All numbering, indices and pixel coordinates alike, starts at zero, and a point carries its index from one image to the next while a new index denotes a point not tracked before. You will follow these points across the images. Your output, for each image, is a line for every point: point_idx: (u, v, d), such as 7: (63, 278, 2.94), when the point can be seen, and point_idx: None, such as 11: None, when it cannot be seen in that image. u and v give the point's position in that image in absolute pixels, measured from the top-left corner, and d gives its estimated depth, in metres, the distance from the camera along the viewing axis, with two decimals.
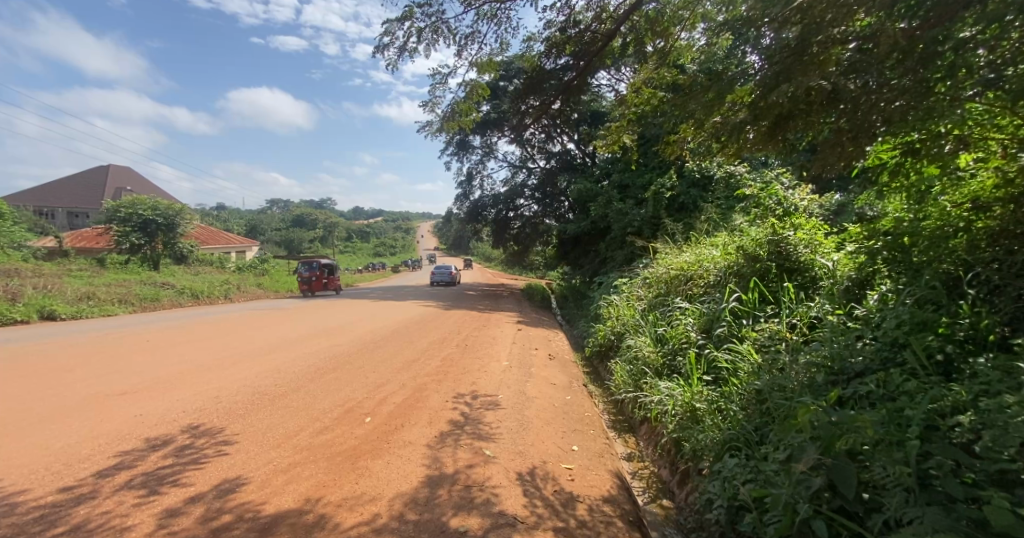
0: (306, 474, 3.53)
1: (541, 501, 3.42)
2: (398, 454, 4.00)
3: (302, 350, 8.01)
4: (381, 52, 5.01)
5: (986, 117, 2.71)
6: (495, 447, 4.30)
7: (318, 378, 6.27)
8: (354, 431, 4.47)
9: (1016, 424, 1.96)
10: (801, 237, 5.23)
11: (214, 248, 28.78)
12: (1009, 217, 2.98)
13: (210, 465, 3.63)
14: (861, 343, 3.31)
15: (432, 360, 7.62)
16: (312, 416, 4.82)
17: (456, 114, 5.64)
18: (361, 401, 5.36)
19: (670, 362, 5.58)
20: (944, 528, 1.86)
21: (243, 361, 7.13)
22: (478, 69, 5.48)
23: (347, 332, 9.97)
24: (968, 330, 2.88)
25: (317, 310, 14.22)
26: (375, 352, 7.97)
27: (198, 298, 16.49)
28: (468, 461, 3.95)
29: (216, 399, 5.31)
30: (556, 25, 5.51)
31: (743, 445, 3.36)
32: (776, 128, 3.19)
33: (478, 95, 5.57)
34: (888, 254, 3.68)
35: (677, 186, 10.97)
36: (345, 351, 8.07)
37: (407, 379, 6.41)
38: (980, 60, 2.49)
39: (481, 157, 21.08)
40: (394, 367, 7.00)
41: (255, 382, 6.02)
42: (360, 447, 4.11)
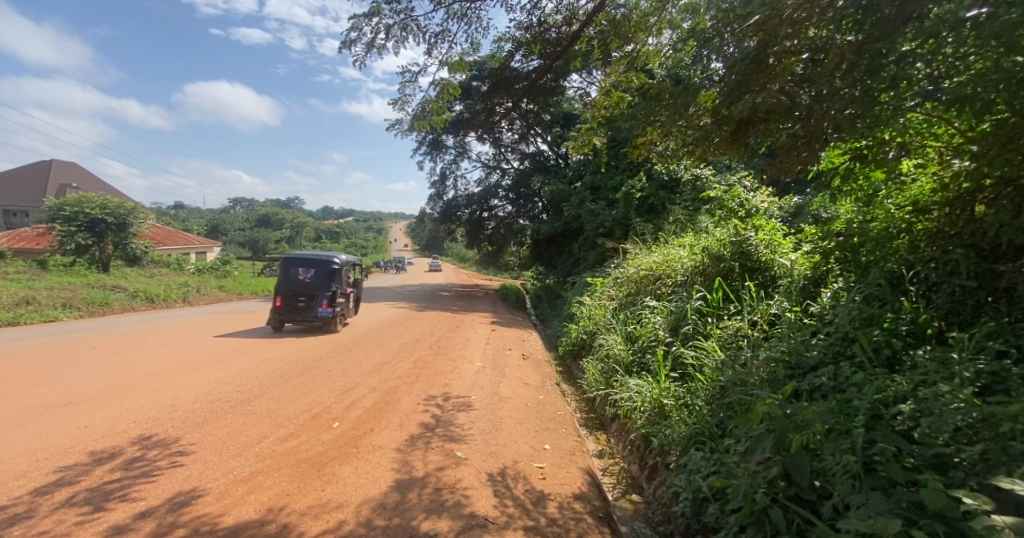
0: (268, 483, 3.49)
1: (512, 501, 3.47)
2: (366, 459, 3.98)
3: (267, 354, 7.91)
4: (349, 47, 4.91)
5: (924, 126, 2.88)
6: (466, 449, 4.32)
7: (282, 384, 6.14)
8: (321, 436, 4.43)
9: (948, 411, 2.13)
10: (762, 238, 5.45)
11: (171, 248, 27.65)
12: (945, 219, 3.12)
13: (163, 478, 3.54)
14: (816, 338, 3.51)
15: (404, 362, 7.57)
16: (276, 423, 4.75)
17: (428, 113, 5.63)
18: (328, 407, 5.29)
19: (639, 359, 5.74)
20: (886, 510, 1.99)
21: (203, 367, 6.97)
22: (448, 69, 5.48)
23: (315, 336, 9.79)
24: (909, 325, 3.05)
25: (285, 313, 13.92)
26: (344, 356, 7.86)
27: (152, 301, 15.85)
28: (438, 464, 3.97)
29: (171, 408, 5.16)
30: (525, 26, 5.56)
31: (707, 438, 3.50)
32: (737, 134, 3.33)
33: (449, 95, 5.56)
34: (840, 254, 3.84)
35: (646, 188, 11.31)
36: (313, 354, 8.00)
37: (378, 382, 6.34)
38: (919, 73, 2.63)
39: (454, 157, 21.02)
40: (364, 371, 6.90)
41: (214, 390, 5.85)
42: (326, 453, 4.06)
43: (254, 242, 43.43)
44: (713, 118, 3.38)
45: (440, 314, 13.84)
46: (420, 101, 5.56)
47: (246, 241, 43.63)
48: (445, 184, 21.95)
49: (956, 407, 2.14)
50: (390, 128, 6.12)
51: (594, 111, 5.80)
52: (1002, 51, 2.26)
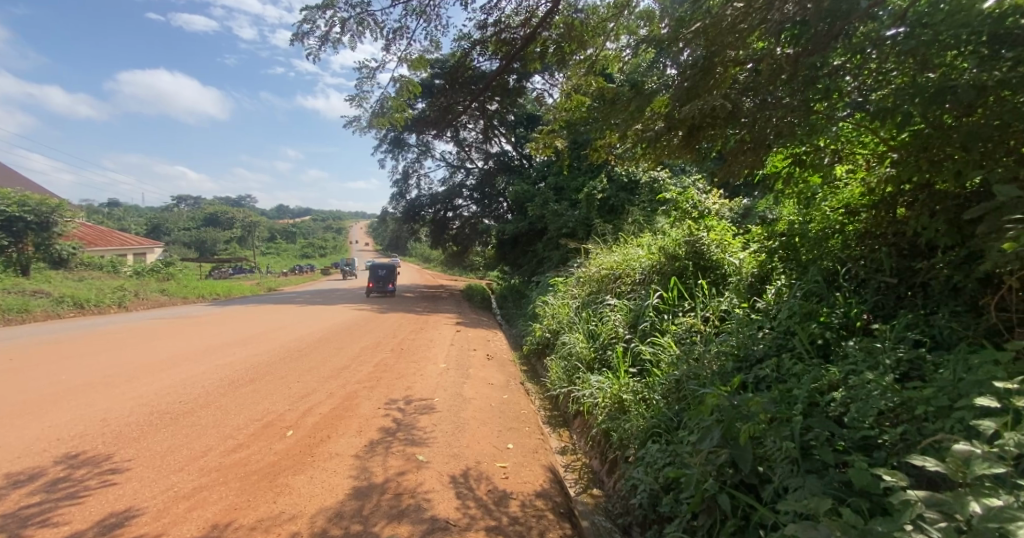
0: (214, 498, 3.39)
1: (474, 502, 3.51)
2: (322, 468, 3.93)
3: (215, 361, 7.65)
4: (302, 40, 4.80)
5: (854, 135, 3.13)
6: (427, 452, 4.33)
7: (231, 392, 5.95)
8: (273, 445, 4.34)
9: (873, 397, 2.32)
10: (713, 237, 5.70)
11: (104, 248, 26.01)
12: (871, 221, 3.37)
13: (91, 500, 3.38)
14: (761, 332, 3.72)
15: (364, 366, 7.47)
16: (224, 433, 4.61)
17: (388, 110, 5.56)
18: (282, 414, 5.17)
19: (600, 356, 5.90)
20: (817, 490, 2.14)
21: (141, 377, 6.68)
22: (407, 66, 5.46)
23: (269, 340, 9.52)
24: (842, 318, 3.28)
25: (235, 317, 13.45)
26: (299, 361, 7.68)
27: (82, 307, 14.91)
28: (399, 468, 3.96)
29: (103, 423, 4.92)
30: (486, 26, 5.61)
31: (663, 431, 3.65)
32: (691, 137, 3.46)
33: (408, 92, 5.53)
34: (783, 253, 4.10)
35: (607, 189, 11.61)
36: (266, 359, 7.79)
37: (336, 387, 6.24)
38: (848, 85, 2.85)
39: (416, 156, 20.77)
40: (321, 376, 6.77)
41: (153, 401, 5.61)
42: (279, 463, 3.98)
43: (202, 243, 41.42)
44: (665, 122, 3.49)
45: (404, 315, 13.70)
46: (379, 97, 5.48)
47: (195, 241, 41.65)
48: (408, 183, 21.68)
49: (880, 393, 2.33)
50: (346, 124, 5.99)
51: (554, 113, 5.89)
52: (914, 70, 2.46)
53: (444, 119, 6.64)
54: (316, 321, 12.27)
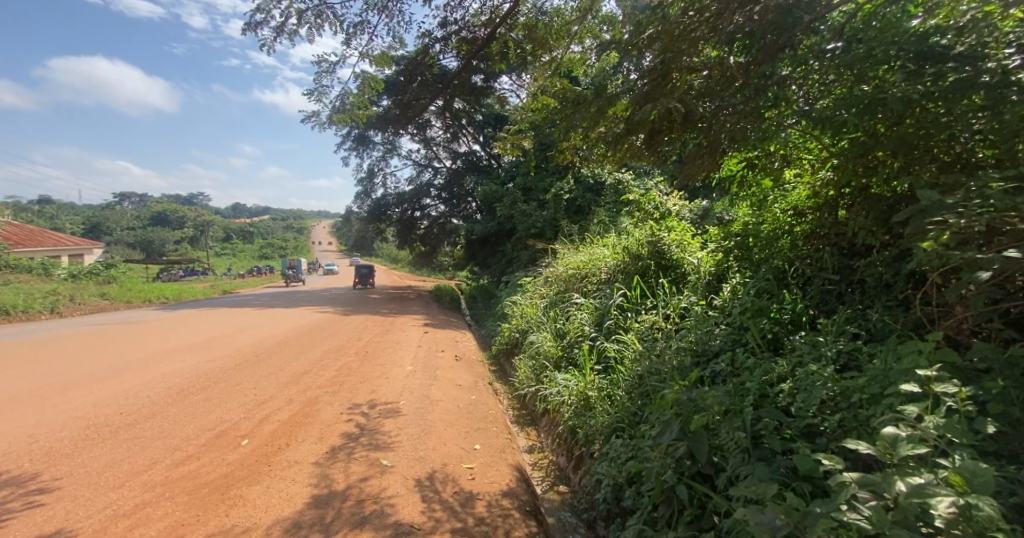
0: (159, 515, 3.26)
1: (440, 505, 3.53)
2: (279, 477, 3.84)
3: (162, 369, 7.36)
4: (256, 30, 4.69)
5: (800, 141, 3.30)
6: (392, 456, 4.31)
7: (180, 402, 5.75)
8: (226, 456, 4.22)
9: (815, 388, 2.47)
10: (674, 238, 5.90)
11: (38, 249, 24.50)
12: (815, 222, 3.56)
13: (18, 523, 3.19)
14: (717, 328, 3.88)
15: (325, 370, 7.34)
16: (171, 445, 4.46)
17: (348, 107, 5.50)
18: (236, 423, 5.04)
19: (567, 354, 6.01)
20: (765, 477, 2.27)
21: (78, 388, 6.35)
22: (369, 62, 5.41)
23: (224, 346, 9.21)
24: (791, 314, 3.46)
25: (188, 321, 12.95)
26: (256, 367, 7.48)
27: (9, 313, 14.02)
28: (362, 474, 3.92)
29: (32, 439, 4.67)
30: (449, 25, 5.62)
31: (626, 425, 3.76)
32: (651, 140, 3.60)
33: (370, 88, 5.48)
34: (738, 252, 4.28)
35: (574, 190, 11.80)
36: (220, 366, 7.56)
37: (296, 393, 6.12)
38: (794, 94, 2.98)
39: (381, 154, 20.46)
40: (280, 382, 6.62)
41: (93, 414, 5.36)
42: (232, 475, 3.87)
43: (151, 243, 39.54)
44: (625, 125, 3.61)
45: (370, 317, 13.52)
46: (339, 93, 5.40)
47: (143, 242, 39.65)
48: (373, 182, 21.35)
49: (822, 383, 2.49)
50: (304, 118, 5.85)
51: (520, 113, 5.95)
52: (851, 82, 2.65)
53: (407, 116, 6.62)
54: (275, 325, 11.96)
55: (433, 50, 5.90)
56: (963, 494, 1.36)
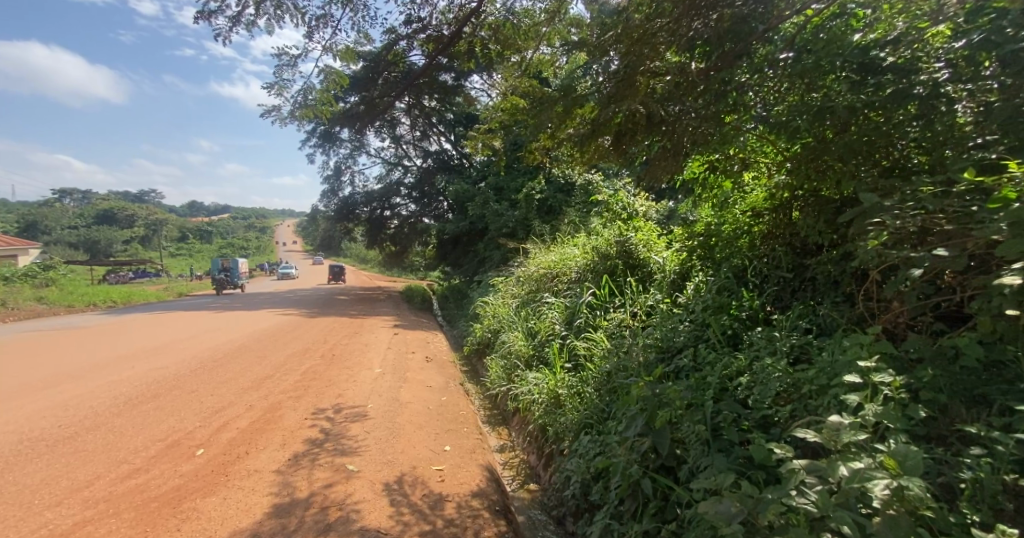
0: (103, 532, 3.09)
1: (408, 508, 3.51)
2: (237, 487, 3.72)
3: (109, 377, 7.04)
4: (211, 19, 4.56)
5: (757, 145, 3.46)
6: (358, 461, 4.26)
7: (128, 412, 5.51)
8: (178, 468, 4.06)
9: (770, 381, 2.60)
10: (641, 238, 6.05)
11: None
12: (771, 223, 3.73)
13: None
14: (681, 325, 4.01)
15: (289, 375, 7.20)
16: (117, 458, 4.26)
17: (312, 103, 5.41)
18: (190, 433, 4.87)
19: (537, 353, 6.09)
20: (723, 466, 2.36)
21: (12, 401, 6.00)
22: (334, 57, 5.34)
23: (180, 351, 8.88)
24: (749, 311, 3.62)
25: (141, 326, 12.43)
26: (213, 373, 7.25)
27: None
28: (327, 480, 3.85)
29: None
30: (416, 22, 5.61)
31: (594, 422, 3.85)
32: (618, 142, 3.69)
33: (335, 84, 5.41)
34: (701, 251, 4.43)
35: (545, 190, 11.94)
36: (173, 373, 7.30)
37: (256, 399, 5.97)
38: (751, 101, 3.12)
39: (349, 151, 20.13)
40: (239, 388, 6.44)
41: (29, 427, 5.07)
42: (185, 487, 3.72)
43: (98, 244, 37.55)
44: (592, 127, 3.69)
45: (337, 319, 13.30)
46: (302, 88, 5.31)
47: (89, 242, 37.49)
48: (341, 180, 20.97)
49: (776, 376, 2.61)
50: (265, 113, 5.71)
51: (490, 113, 5.98)
52: (803, 90, 2.78)
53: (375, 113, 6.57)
54: (236, 328, 11.62)
55: (400, 47, 5.87)
56: (898, 475, 1.45)
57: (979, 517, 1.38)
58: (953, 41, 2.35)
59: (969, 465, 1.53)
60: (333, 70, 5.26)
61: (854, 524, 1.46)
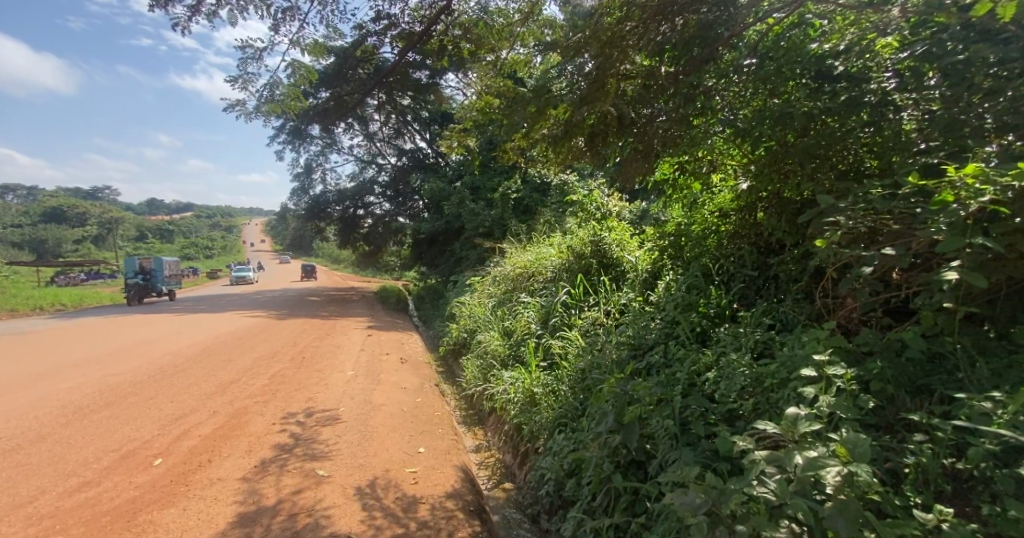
0: None
1: (381, 512, 3.48)
2: (199, 497, 3.60)
3: (60, 386, 6.74)
4: (168, 8, 4.43)
5: (724, 148, 3.56)
6: (329, 466, 4.21)
7: (79, 422, 5.28)
8: (134, 479, 3.91)
9: (734, 376, 2.69)
10: (615, 238, 6.15)
11: None
12: (737, 224, 3.84)
13: None
14: (651, 322, 4.10)
15: (256, 379, 7.04)
16: (66, 471, 4.07)
17: (279, 98, 5.32)
18: (148, 442, 4.70)
19: (513, 352, 6.12)
20: (690, 459, 2.44)
21: None
22: (302, 51, 5.26)
23: (138, 356, 8.56)
24: (716, 308, 3.73)
25: (97, 331, 11.93)
26: (174, 379, 7.03)
27: None
28: (296, 487, 3.78)
29: None
30: (387, 18, 5.56)
31: (568, 419, 3.90)
32: (591, 142, 3.75)
33: (304, 79, 5.31)
34: (671, 250, 4.53)
35: (521, 190, 11.99)
36: (130, 379, 7.03)
37: (220, 405, 5.82)
38: (717, 104, 3.21)
39: (320, 148, 19.76)
40: (201, 395, 6.26)
41: None
42: (143, 498, 3.58)
43: (43, 244, 35.26)
44: (565, 128, 3.74)
45: (308, 321, 13.05)
46: (269, 82, 5.21)
47: (34, 241, 35.26)
48: (311, 177, 20.57)
49: (740, 371, 2.70)
50: (229, 107, 5.58)
51: (465, 112, 5.97)
52: (766, 94, 2.90)
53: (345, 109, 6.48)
54: (200, 331, 11.29)
55: (370, 43, 5.81)
56: (848, 462, 1.53)
57: (920, 500, 1.48)
58: (899, 52, 2.51)
59: (912, 451, 1.63)
60: (301, 64, 5.19)
61: (808, 510, 1.53)
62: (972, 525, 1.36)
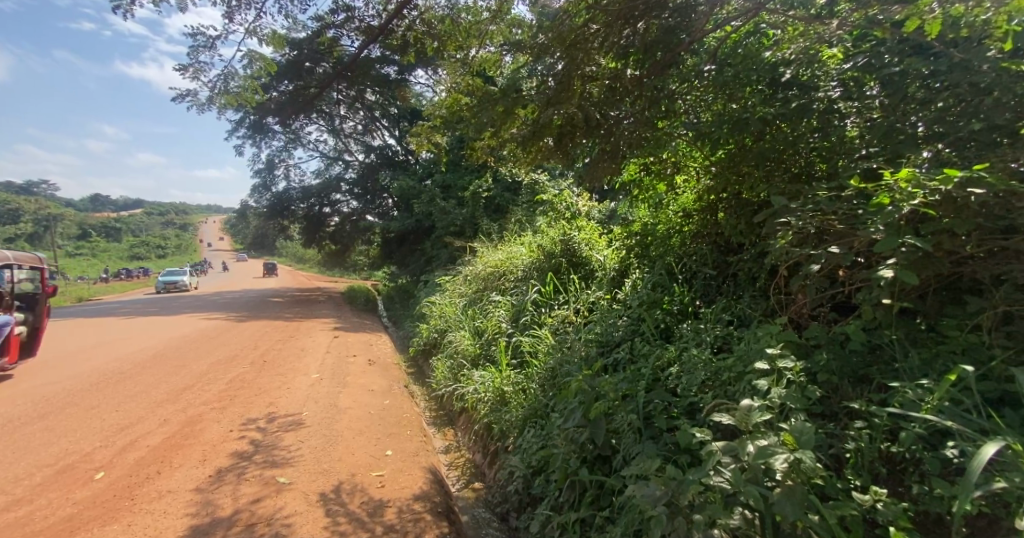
0: None
1: (345, 517, 3.45)
2: (147, 510, 3.46)
3: None
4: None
5: (687, 152, 3.68)
6: (290, 473, 4.13)
7: (12, 436, 4.98)
8: (71, 495, 3.71)
9: (694, 372, 2.78)
10: (583, 237, 6.23)
11: None
12: (700, 223, 3.96)
13: None
14: (618, 319, 4.19)
15: (213, 385, 6.82)
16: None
17: (235, 90, 5.17)
18: (89, 455, 4.48)
19: (484, 352, 6.14)
20: (652, 452, 2.52)
21: None
22: (261, 42, 5.14)
23: (83, 363, 8.14)
24: (679, 305, 3.84)
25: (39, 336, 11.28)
26: (121, 387, 6.73)
27: None
28: (254, 496, 3.69)
29: None
30: (352, 12, 5.47)
31: (537, 417, 3.95)
32: (560, 143, 3.79)
33: (263, 70, 5.18)
34: (638, 249, 4.64)
35: (492, 189, 11.98)
36: (70, 389, 6.67)
37: (171, 414, 5.61)
38: (681, 107, 3.31)
39: (284, 144, 19.25)
40: (150, 403, 6.01)
41: None
42: (83, 514, 3.41)
43: None
44: (532, 128, 3.77)
45: (272, 323, 12.72)
46: (223, 73, 5.07)
47: None
48: (274, 173, 20.01)
49: (701, 366, 2.80)
50: (179, 98, 5.39)
51: (433, 109, 5.92)
52: (725, 99, 3.01)
53: (306, 103, 6.34)
54: (153, 335, 10.85)
55: (332, 35, 5.71)
56: (795, 449, 1.62)
57: (859, 482, 1.59)
58: (843, 63, 2.62)
59: (853, 437, 1.74)
60: (259, 55, 5.06)
61: (759, 497, 1.61)
62: (902, 506, 1.47)
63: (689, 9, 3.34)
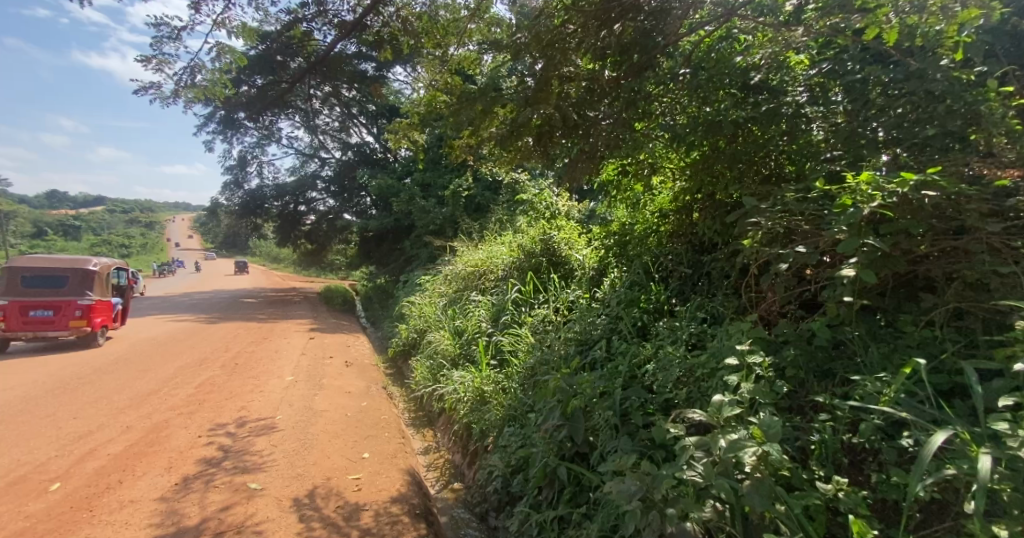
0: None
1: (320, 522, 3.41)
2: (107, 522, 3.36)
3: None
4: None
5: (664, 154, 3.75)
6: (263, 479, 4.07)
7: None
8: (24, 508, 3.57)
9: (670, 369, 2.84)
10: (563, 236, 6.28)
11: None
12: (676, 224, 4.05)
13: None
14: (597, 317, 4.24)
15: (181, 389, 6.65)
16: None
17: (201, 83, 5.06)
18: (45, 465, 4.32)
19: (464, 352, 6.14)
20: (628, 448, 2.56)
21: None
22: (231, 34, 5.03)
23: (42, 368, 7.83)
24: (655, 303, 3.91)
25: None
26: (82, 393, 6.50)
27: None
28: (224, 503, 3.63)
29: None
30: (326, 7, 5.39)
31: (516, 416, 3.97)
32: (539, 141, 3.82)
33: (232, 64, 5.06)
34: (616, 249, 4.70)
35: (472, 188, 11.95)
36: (25, 396, 6.41)
37: (133, 421, 5.44)
38: (659, 109, 3.37)
39: (257, 141, 18.85)
40: (113, 409, 5.83)
41: None
42: (38, 527, 3.29)
43: None
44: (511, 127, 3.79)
45: (247, 324, 12.45)
46: (190, 66, 4.95)
47: None
48: (246, 170, 19.57)
49: (676, 363, 2.86)
50: (141, 90, 5.25)
51: (411, 107, 5.88)
52: (699, 102, 3.06)
53: (277, 98, 6.23)
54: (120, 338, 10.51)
55: (305, 29, 5.61)
56: (763, 442, 1.68)
57: (822, 473, 1.65)
58: (809, 69, 2.81)
59: (817, 430, 1.81)
60: (228, 48, 4.95)
61: (730, 490, 1.66)
62: (861, 495, 1.53)
63: (664, 12, 3.38)
